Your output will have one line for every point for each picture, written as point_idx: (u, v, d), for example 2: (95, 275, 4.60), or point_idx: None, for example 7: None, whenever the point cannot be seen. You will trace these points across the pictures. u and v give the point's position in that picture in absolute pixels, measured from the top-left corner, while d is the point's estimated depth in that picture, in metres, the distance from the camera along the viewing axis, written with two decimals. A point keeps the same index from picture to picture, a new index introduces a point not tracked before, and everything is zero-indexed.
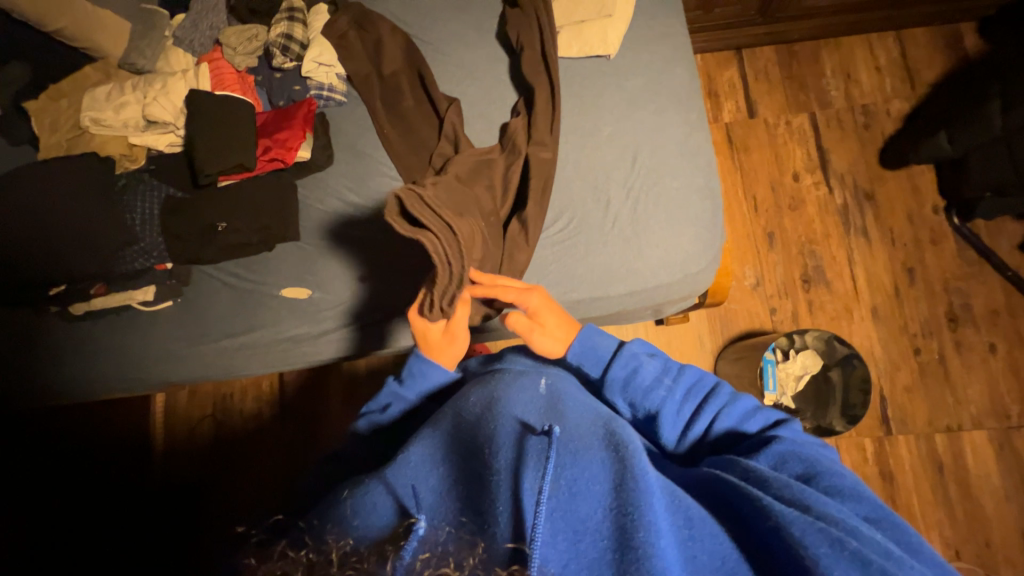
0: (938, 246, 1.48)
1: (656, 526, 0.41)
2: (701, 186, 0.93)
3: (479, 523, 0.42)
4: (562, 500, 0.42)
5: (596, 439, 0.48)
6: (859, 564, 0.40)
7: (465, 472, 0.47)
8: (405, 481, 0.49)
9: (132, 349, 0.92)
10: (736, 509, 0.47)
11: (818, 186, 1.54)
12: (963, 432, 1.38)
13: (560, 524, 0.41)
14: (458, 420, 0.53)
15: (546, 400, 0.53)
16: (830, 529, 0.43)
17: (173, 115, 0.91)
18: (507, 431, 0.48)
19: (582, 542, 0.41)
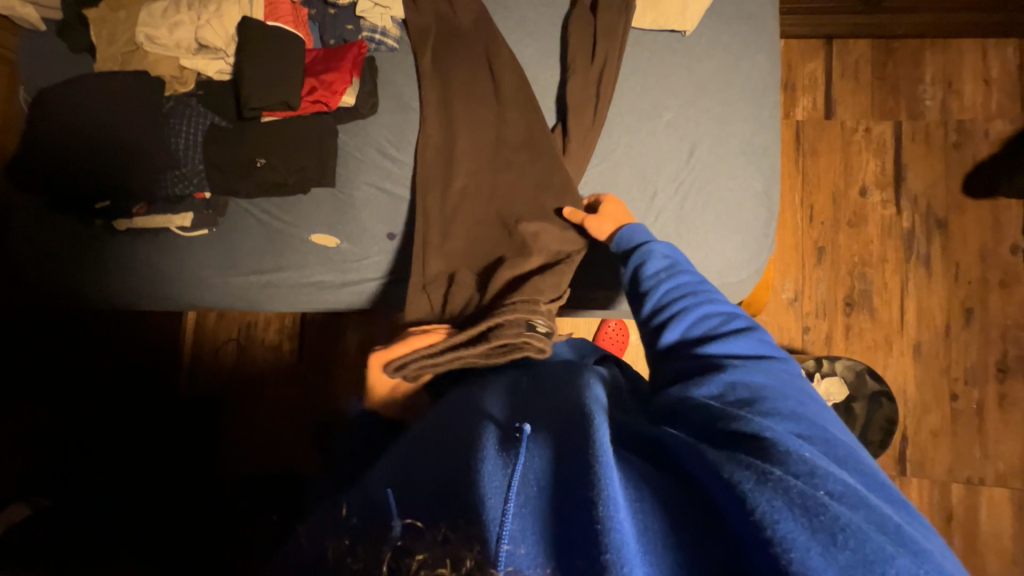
0: (1006, 289, 1.36)
1: (610, 487, 0.38)
2: (758, 192, 0.87)
3: (455, 510, 0.41)
4: (534, 496, 0.41)
5: (559, 416, 0.49)
6: (802, 508, 0.36)
7: (444, 467, 0.48)
8: (376, 480, 0.49)
9: (167, 270, 0.95)
10: (689, 474, 0.43)
11: (886, 205, 1.41)
12: (983, 486, 1.31)
13: (528, 517, 0.39)
14: (437, 422, 0.56)
15: (520, 402, 0.56)
16: (760, 463, 0.40)
17: (225, 42, 0.90)
18: (480, 429, 0.51)
19: (550, 529, 0.39)
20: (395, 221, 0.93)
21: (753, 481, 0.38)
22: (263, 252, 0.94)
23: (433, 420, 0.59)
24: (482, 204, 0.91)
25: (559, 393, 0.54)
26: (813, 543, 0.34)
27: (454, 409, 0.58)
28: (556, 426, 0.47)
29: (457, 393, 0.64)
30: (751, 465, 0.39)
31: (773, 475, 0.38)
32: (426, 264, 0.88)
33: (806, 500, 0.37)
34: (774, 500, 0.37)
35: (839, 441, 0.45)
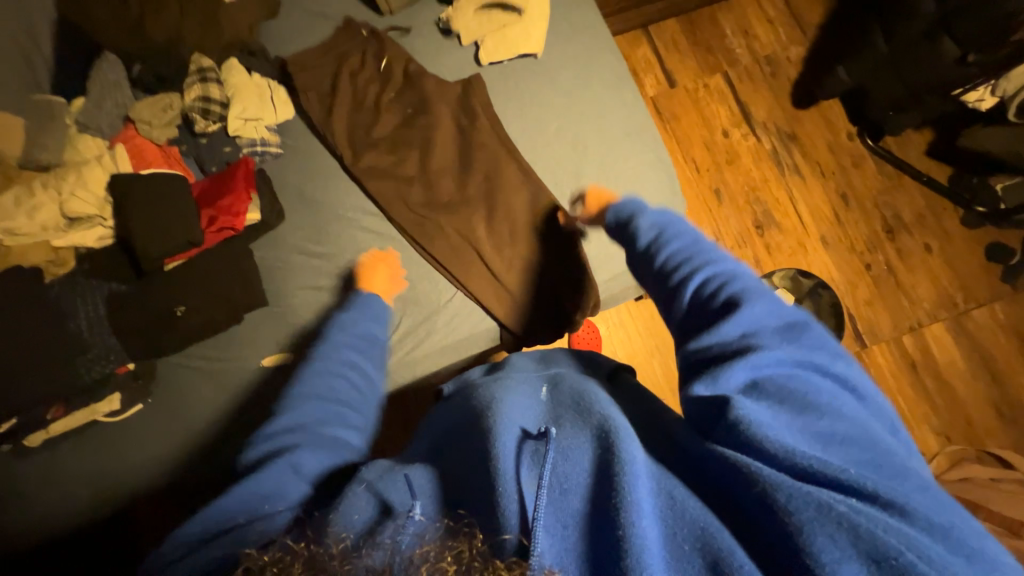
0: (860, 166, 1.62)
1: (635, 505, 0.45)
2: (654, 160, 0.90)
3: (480, 514, 0.47)
4: (556, 497, 0.48)
5: (586, 429, 0.54)
6: (841, 523, 0.41)
7: (467, 464, 0.53)
8: (402, 488, 0.53)
9: (103, 467, 0.84)
10: (707, 473, 0.49)
11: (747, 137, 1.65)
12: (923, 328, 1.51)
13: (553, 517, 0.46)
14: (463, 424, 0.60)
15: (541, 407, 0.61)
16: (825, 499, 0.42)
17: (98, 207, 0.85)
18: (510, 426, 0.55)
19: (569, 536, 0.45)
20: (344, 311, 0.88)
21: (805, 506, 0.42)
22: (216, 398, 0.87)
23: (452, 420, 0.63)
24: (403, 264, 0.90)
25: (579, 398, 0.60)
26: (840, 548, 0.40)
27: (478, 403, 0.61)
28: (596, 446, 0.52)
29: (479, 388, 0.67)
30: (816, 502, 0.42)
31: (840, 514, 0.41)
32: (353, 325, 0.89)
33: (866, 534, 0.40)
34: (835, 538, 0.40)
35: (880, 459, 0.47)
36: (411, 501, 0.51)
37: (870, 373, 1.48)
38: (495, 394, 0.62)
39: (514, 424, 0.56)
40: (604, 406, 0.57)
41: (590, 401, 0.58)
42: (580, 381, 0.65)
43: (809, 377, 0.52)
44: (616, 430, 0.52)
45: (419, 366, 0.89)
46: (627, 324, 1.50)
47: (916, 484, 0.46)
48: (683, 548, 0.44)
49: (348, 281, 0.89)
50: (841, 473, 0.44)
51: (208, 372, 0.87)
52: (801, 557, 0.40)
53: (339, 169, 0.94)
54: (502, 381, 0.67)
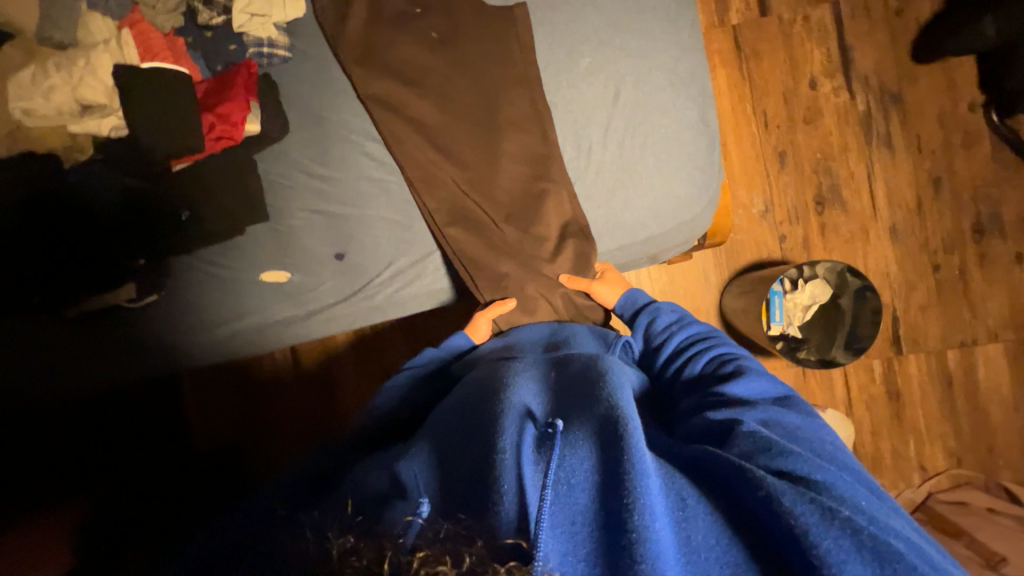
0: (971, 148, 1.34)
1: (644, 501, 0.44)
2: (696, 120, 0.77)
3: (479, 514, 0.45)
4: (562, 492, 0.46)
5: (593, 421, 0.54)
6: (853, 531, 0.43)
7: (471, 453, 0.54)
8: (411, 475, 0.55)
9: (128, 347, 0.93)
10: (714, 477, 0.51)
11: (839, 93, 1.38)
12: (977, 346, 1.35)
13: (561, 515, 0.44)
14: (472, 409, 0.62)
15: (545, 398, 0.62)
16: (827, 503, 0.45)
17: (108, 96, 0.83)
18: (517, 417, 0.57)
19: (579, 532, 0.44)
20: (341, 239, 0.87)
21: (810, 509, 0.45)
22: (221, 302, 0.93)
23: (462, 405, 0.65)
24: (400, 199, 0.86)
25: (585, 391, 0.60)
26: (858, 558, 0.41)
27: (488, 395, 0.63)
28: (597, 433, 0.52)
29: (486, 376, 0.70)
30: (823, 510, 0.45)
31: (845, 519, 0.44)
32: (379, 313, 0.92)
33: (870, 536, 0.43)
34: (840, 541, 0.42)
35: (866, 478, 0.55)
36: (417, 492, 0.51)
37: (896, 382, 1.37)
38: (505, 387, 0.63)
39: (518, 416, 0.57)
40: (616, 391, 0.58)
41: (600, 390, 0.58)
42: (588, 370, 0.65)
43: (794, 417, 0.60)
44: (621, 419, 0.52)
45: (404, 309, 0.92)
46: (641, 287, 1.43)
47: (889, 504, 0.53)
48: (702, 555, 0.44)
49: (347, 210, 0.86)
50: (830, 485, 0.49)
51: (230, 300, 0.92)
52: (807, 557, 0.42)
53: (345, 83, 0.86)
54: (507, 371, 0.69)
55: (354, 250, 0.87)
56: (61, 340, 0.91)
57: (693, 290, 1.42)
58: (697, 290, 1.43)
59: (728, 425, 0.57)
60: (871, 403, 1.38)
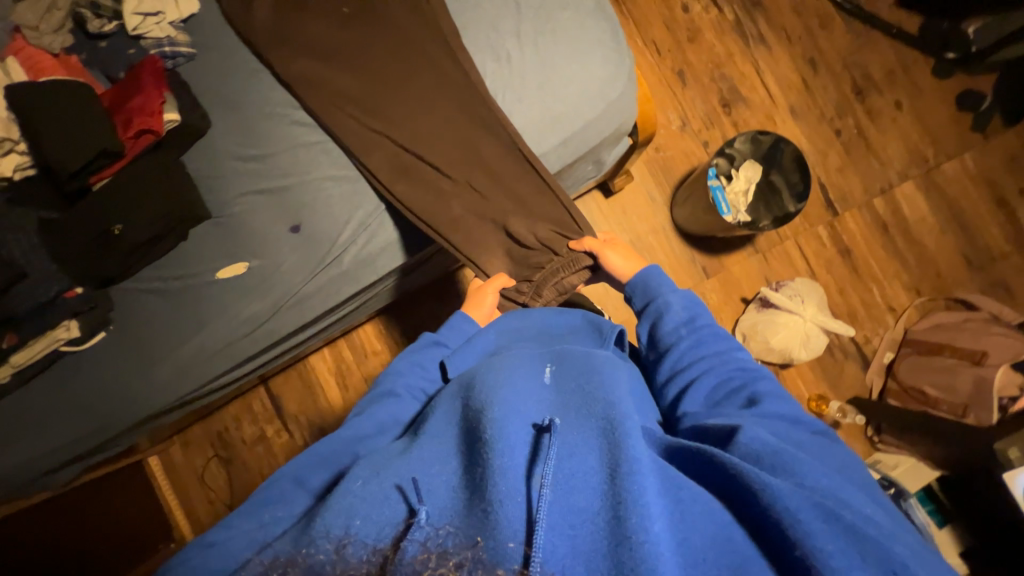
0: (828, 28, 1.54)
1: (644, 512, 0.42)
2: (592, 10, 0.84)
3: (482, 516, 0.45)
4: (560, 494, 0.46)
5: (593, 422, 0.54)
6: (850, 534, 0.42)
7: (470, 460, 0.52)
8: (408, 475, 0.52)
9: (88, 394, 0.85)
10: (711, 472, 0.49)
11: (708, 10, 1.55)
12: (894, 189, 1.50)
13: (560, 516, 0.44)
14: (466, 412, 0.59)
15: (545, 394, 0.61)
16: (829, 507, 0.43)
17: (4, 127, 0.78)
18: (518, 419, 0.54)
19: (580, 533, 0.44)
20: (291, 213, 0.85)
21: (802, 499, 0.43)
22: (176, 320, 0.86)
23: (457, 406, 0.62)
24: (342, 156, 0.86)
25: (585, 389, 0.60)
26: (854, 555, 0.40)
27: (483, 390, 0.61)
28: (603, 436, 0.51)
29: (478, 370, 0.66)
30: (825, 511, 0.43)
31: (848, 524, 0.42)
32: (359, 278, 0.88)
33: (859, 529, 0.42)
34: (840, 545, 0.41)
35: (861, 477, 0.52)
36: (417, 500, 0.49)
37: (842, 240, 1.49)
38: (500, 380, 0.60)
39: (524, 415, 0.55)
40: (611, 394, 0.58)
41: (599, 388, 0.59)
42: (587, 365, 0.66)
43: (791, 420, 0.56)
44: (622, 425, 0.52)
45: (375, 271, 0.88)
46: (598, 222, 1.49)
47: (883, 503, 0.50)
48: (701, 557, 0.42)
49: (291, 180, 0.85)
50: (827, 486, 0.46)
51: (179, 350, 0.85)
52: (800, 557, 0.41)
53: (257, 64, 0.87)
54: (504, 361, 0.66)
55: (309, 219, 0.85)
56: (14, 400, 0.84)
57: (644, 211, 1.50)
58: (647, 211, 1.50)
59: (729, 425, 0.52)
60: (830, 265, 1.49)
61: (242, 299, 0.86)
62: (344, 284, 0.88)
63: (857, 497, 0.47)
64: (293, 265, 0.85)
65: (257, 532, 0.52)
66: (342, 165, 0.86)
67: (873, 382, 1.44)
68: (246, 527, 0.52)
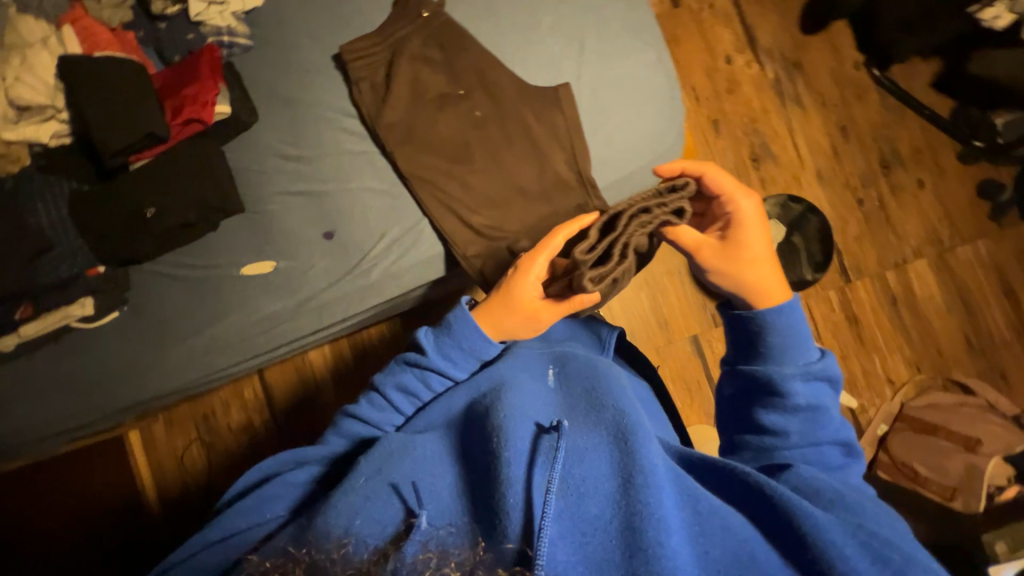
0: (864, 99, 1.57)
1: (662, 523, 0.42)
2: (653, 62, 0.84)
3: (488, 525, 0.44)
4: (570, 501, 0.44)
5: (603, 430, 0.52)
6: (877, 558, 0.44)
7: (477, 463, 0.51)
8: (406, 476, 0.51)
9: (91, 373, 0.83)
10: (732, 489, 0.50)
11: (751, 65, 1.57)
12: (907, 264, 1.53)
13: (567, 523, 0.43)
14: (469, 414, 0.58)
15: (550, 402, 0.59)
16: (864, 537, 0.45)
17: (49, 95, 0.77)
18: (523, 425, 0.52)
19: (589, 540, 0.43)
20: (327, 218, 0.84)
21: (831, 520, 0.46)
22: (193, 309, 0.84)
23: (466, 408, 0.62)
24: (384, 168, 0.84)
25: (590, 394, 0.59)
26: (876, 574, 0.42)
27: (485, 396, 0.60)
28: (615, 446, 0.50)
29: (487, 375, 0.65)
30: (861, 539, 0.45)
31: (876, 547, 0.44)
32: (384, 292, 0.86)
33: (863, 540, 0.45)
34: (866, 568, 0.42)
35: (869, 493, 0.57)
36: (417, 503, 0.48)
37: (851, 307, 1.51)
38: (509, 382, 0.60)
39: (536, 416, 0.55)
40: (622, 402, 0.56)
41: (607, 398, 0.57)
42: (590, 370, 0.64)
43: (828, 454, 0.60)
44: (634, 433, 0.50)
45: (402, 289, 0.87)
46: None
47: (889, 514, 0.54)
48: (718, 568, 0.43)
49: (330, 186, 0.84)
50: (836, 503, 0.51)
51: (189, 340, 0.84)
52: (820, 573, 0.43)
53: (327, 66, 0.85)
54: (506, 368, 0.65)
55: (344, 227, 0.84)
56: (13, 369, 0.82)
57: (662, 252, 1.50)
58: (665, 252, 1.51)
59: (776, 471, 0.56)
60: (836, 330, 1.51)
61: (265, 301, 0.85)
62: (368, 299, 0.86)
63: (864, 507, 0.51)
64: (321, 270, 0.85)
65: (253, 531, 0.53)
66: (383, 177, 0.85)
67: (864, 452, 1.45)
68: (247, 525, 0.54)
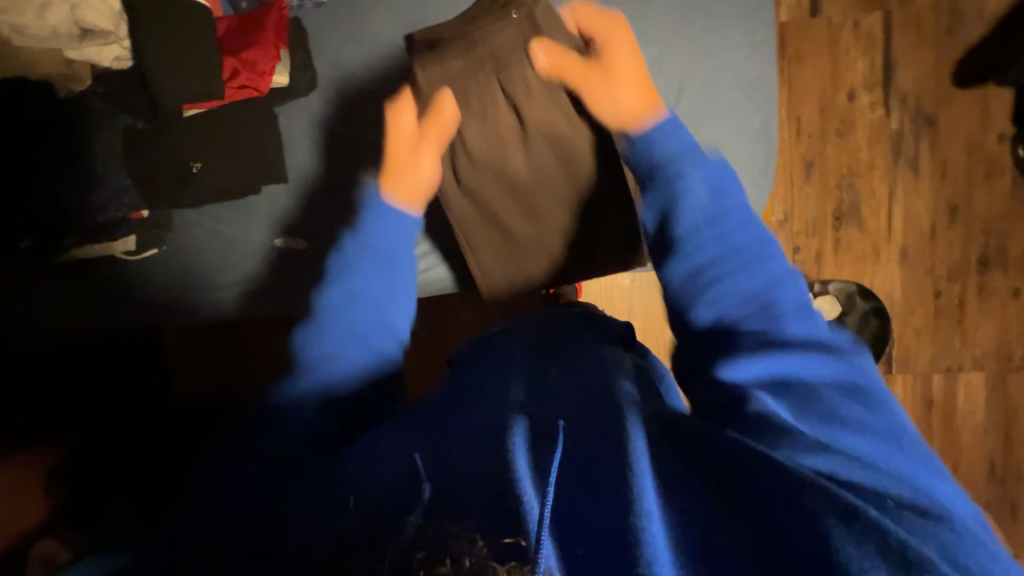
0: (991, 180, 1.35)
1: (651, 531, 0.37)
2: (755, 129, 0.73)
3: (469, 505, 0.40)
4: (565, 505, 0.40)
5: (578, 413, 0.49)
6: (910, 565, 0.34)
7: (458, 447, 0.48)
8: (383, 457, 0.50)
9: (127, 301, 0.87)
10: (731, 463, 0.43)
11: (874, 107, 1.35)
12: (961, 372, 1.40)
13: (559, 522, 0.39)
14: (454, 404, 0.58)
15: (531, 390, 0.55)
16: (883, 530, 0.36)
17: (113, 20, 0.71)
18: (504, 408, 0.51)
19: (580, 534, 0.38)
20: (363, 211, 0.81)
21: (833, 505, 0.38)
22: (224, 266, 0.85)
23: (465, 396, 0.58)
24: None
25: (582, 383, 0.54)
26: None
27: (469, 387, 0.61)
28: (589, 432, 0.47)
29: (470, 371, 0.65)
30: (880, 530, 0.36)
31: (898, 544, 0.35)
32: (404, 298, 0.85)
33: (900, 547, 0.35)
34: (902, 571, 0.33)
35: (893, 426, 0.48)
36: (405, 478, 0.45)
37: None
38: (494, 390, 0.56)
39: (529, 402, 0.52)
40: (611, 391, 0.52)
41: (599, 387, 0.52)
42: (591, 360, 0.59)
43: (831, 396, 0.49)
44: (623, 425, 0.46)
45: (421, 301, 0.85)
46: None
47: (914, 465, 0.45)
48: (722, 551, 0.36)
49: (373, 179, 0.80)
50: (854, 483, 0.42)
51: (216, 294, 0.86)
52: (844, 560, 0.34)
53: (399, 44, 0.79)
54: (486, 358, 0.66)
55: None
56: (51, 283, 0.85)
57: None
58: None
59: (764, 438, 0.46)
60: None
61: (290, 279, 0.84)
62: None
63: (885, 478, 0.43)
64: None
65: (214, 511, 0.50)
66: None
67: None
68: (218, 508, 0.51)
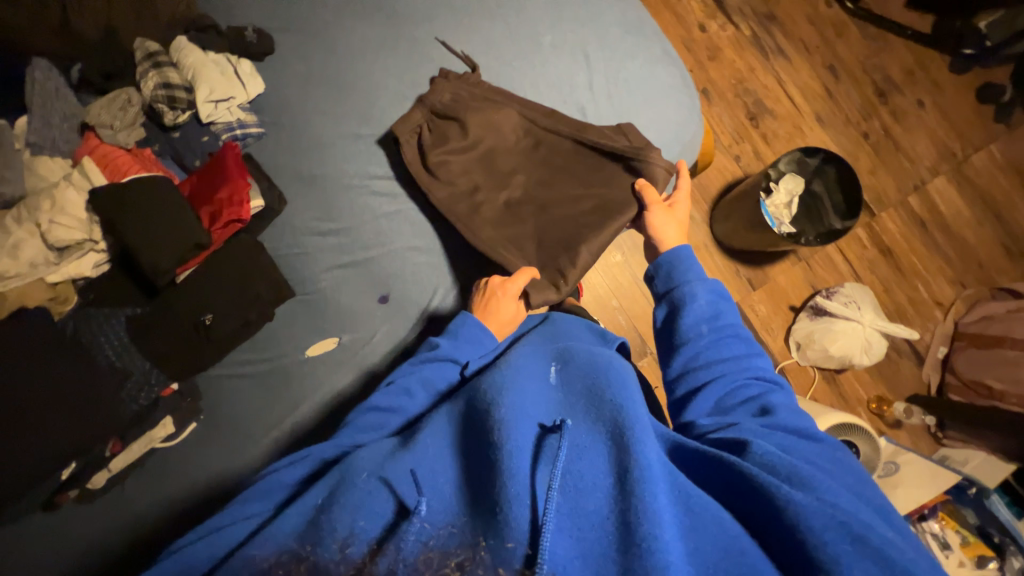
0: (843, 35, 1.58)
1: (656, 516, 0.39)
2: (659, 56, 0.86)
3: (484, 513, 0.41)
4: (568, 499, 0.42)
5: (602, 421, 0.49)
6: (882, 564, 0.37)
7: (469, 456, 0.46)
8: (402, 467, 0.45)
9: (178, 495, 0.78)
10: (733, 483, 0.46)
11: (725, 28, 1.58)
12: (927, 185, 1.52)
13: (565, 524, 0.40)
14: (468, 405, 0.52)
15: (550, 393, 0.54)
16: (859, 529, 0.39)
17: (84, 228, 0.77)
18: (527, 428, 0.47)
19: (584, 537, 0.40)
20: (378, 282, 0.84)
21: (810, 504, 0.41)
22: (267, 402, 0.81)
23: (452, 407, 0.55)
24: (419, 221, 0.86)
25: (594, 387, 0.53)
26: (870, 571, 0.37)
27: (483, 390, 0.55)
28: (612, 435, 0.47)
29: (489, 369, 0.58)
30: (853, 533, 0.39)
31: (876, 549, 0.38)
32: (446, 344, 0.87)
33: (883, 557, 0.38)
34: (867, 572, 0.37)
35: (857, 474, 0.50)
36: (415, 496, 0.43)
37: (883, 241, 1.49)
38: (501, 376, 0.53)
39: (518, 418, 0.47)
40: (623, 394, 0.51)
41: (610, 382, 0.53)
42: (603, 361, 0.58)
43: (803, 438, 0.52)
44: (631, 426, 0.46)
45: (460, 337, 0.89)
46: None
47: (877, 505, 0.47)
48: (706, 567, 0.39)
49: (374, 251, 0.84)
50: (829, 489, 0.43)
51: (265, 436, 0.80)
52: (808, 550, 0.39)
53: (344, 131, 0.86)
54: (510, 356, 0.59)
55: (397, 288, 0.84)
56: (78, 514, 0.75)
57: None
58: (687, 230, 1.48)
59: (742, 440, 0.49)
60: (873, 267, 1.49)
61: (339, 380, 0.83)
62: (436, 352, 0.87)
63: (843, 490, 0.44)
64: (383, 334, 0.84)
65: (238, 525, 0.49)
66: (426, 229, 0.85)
67: (930, 379, 1.43)
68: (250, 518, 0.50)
